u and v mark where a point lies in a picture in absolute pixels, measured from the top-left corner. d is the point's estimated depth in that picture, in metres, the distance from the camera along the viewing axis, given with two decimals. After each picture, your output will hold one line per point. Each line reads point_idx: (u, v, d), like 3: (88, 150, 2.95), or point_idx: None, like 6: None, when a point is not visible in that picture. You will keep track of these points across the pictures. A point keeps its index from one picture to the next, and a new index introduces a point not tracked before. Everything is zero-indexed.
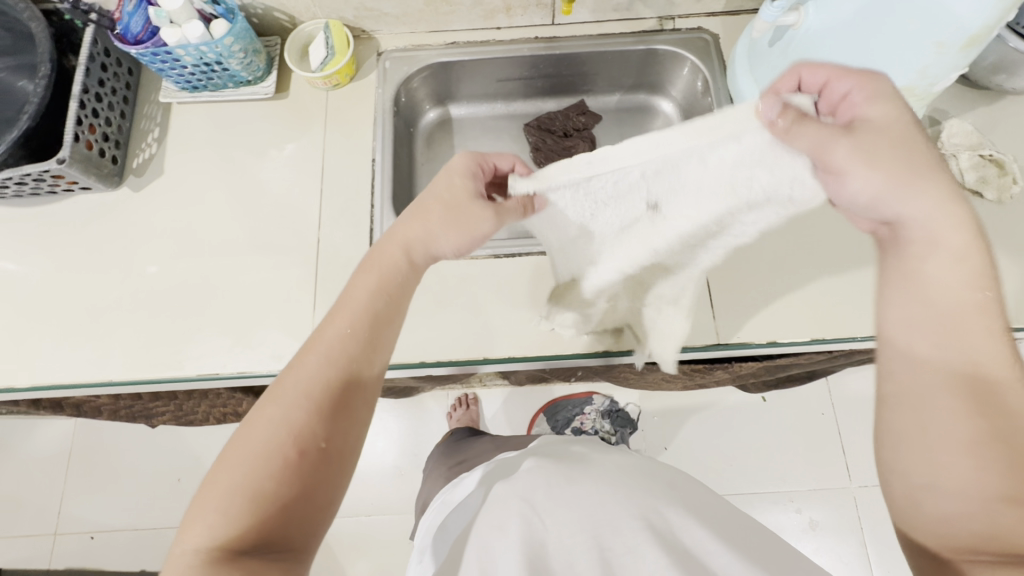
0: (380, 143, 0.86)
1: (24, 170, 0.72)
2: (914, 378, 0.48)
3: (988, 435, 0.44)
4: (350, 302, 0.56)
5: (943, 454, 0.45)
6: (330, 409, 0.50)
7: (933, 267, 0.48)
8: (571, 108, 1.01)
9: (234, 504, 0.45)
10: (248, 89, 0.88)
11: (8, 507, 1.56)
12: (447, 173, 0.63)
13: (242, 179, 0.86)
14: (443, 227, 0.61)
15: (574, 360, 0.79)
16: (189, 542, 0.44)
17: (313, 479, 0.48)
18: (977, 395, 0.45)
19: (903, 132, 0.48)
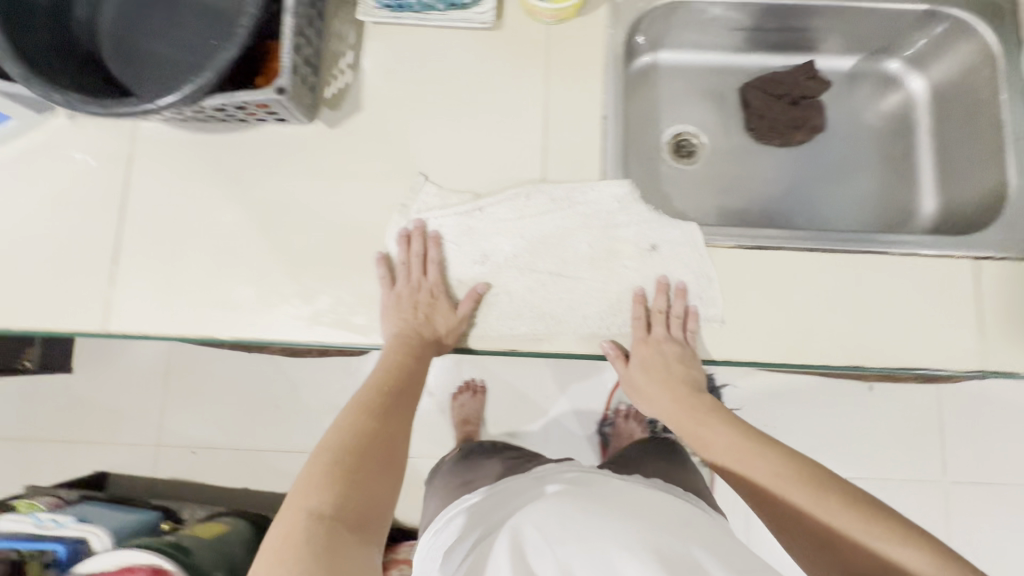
0: (611, 96, 0.74)
1: (245, 96, 0.63)
2: (801, 508, 0.58)
3: (852, 509, 0.56)
4: (378, 372, 0.67)
5: (840, 533, 0.56)
6: (354, 445, 0.58)
7: (717, 441, 0.65)
8: (798, 69, 0.87)
9: (332, 488, 0.53)
10: (463, 16, 0.74)
11: (109, 417, 1.57)
12: (398, 318, 0.69)
13: (448, 122, 0.75)
14: (438, 325, 0.70)
15: (819, 369, 0.71)
16: (299, 510, 0.51)
17: (360, 491, 0.55)
18: (800, 468, 0.60)
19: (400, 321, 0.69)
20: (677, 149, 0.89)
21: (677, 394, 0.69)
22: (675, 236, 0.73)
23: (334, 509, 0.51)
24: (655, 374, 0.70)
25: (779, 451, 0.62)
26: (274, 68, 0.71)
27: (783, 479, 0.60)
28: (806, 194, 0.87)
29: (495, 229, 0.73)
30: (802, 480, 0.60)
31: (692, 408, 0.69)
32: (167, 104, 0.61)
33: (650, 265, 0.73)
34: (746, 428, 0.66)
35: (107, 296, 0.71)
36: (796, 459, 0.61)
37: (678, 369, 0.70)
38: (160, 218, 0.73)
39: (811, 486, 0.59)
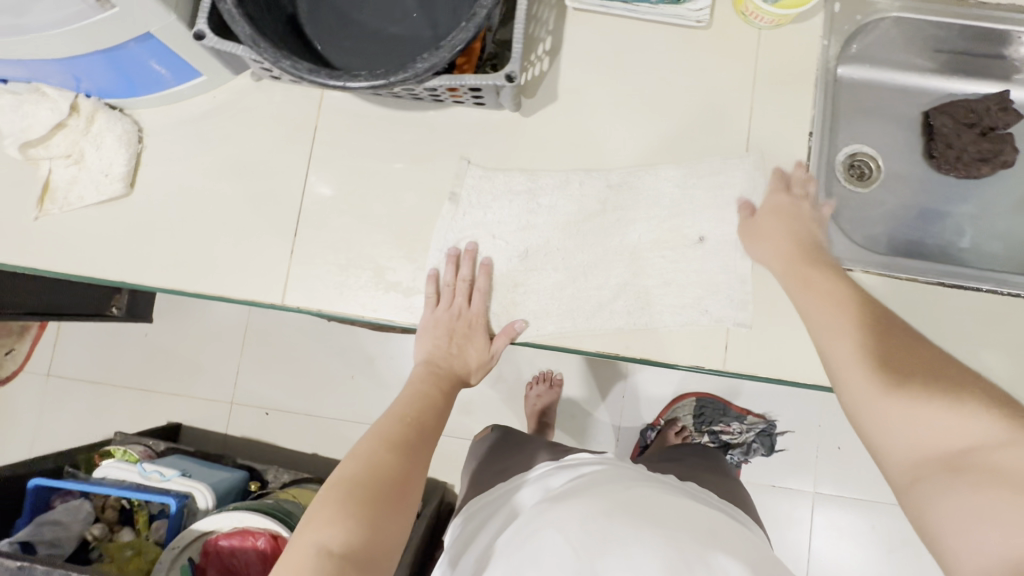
0: (820, 112, 0.71)
1: (472, 80, 0.60)
2: (845, 338, 0.53)
3: (934, 372, 0.48)
4: (404, 408, 0.63)
5: (906, 382, 0.48)
6: (400, 476, 0.54)
7: (818, 279, 0.59)
8: (991, 98, 0.82)
9: (352, 514, 0.49)
10: (678, 11, 0.70)
11: (186, 368, 1.59)
12: (432, 342, 0.68)
13: (643, 122, 0.72)
14: (460, 363, 0.69)
15: None
16: (316, 543, 0.46)
17: (378, 520, 0.50)
18: (911, 335, 0.53)
19: (438, 330, 0.68)
20: (852, 170, 0.85)
21: (791, 244, 0.64)
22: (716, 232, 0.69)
23: (348, 544, 0.47)
24: (786, 218, 0.65)
25: (893, 328, 0.53)
26: (478, 49, 0.68)
27: (857, 326, 0.53)
28: (981, 230, 0.84)
29: (676, 241, 0.70)
30: (868, 332, 0.53)
31: (810, 265, 0.61)
32: (398, 81, 0.58)
33: (707, 265, 0.69)
34: (852, 290, 0.57)
35: (286, 270, 0.70)
36: (889, 324, 0.54)
37: (801, 229, 0.65)
38: (340, 192, 0.71)
39: (903, 353, 0.50)
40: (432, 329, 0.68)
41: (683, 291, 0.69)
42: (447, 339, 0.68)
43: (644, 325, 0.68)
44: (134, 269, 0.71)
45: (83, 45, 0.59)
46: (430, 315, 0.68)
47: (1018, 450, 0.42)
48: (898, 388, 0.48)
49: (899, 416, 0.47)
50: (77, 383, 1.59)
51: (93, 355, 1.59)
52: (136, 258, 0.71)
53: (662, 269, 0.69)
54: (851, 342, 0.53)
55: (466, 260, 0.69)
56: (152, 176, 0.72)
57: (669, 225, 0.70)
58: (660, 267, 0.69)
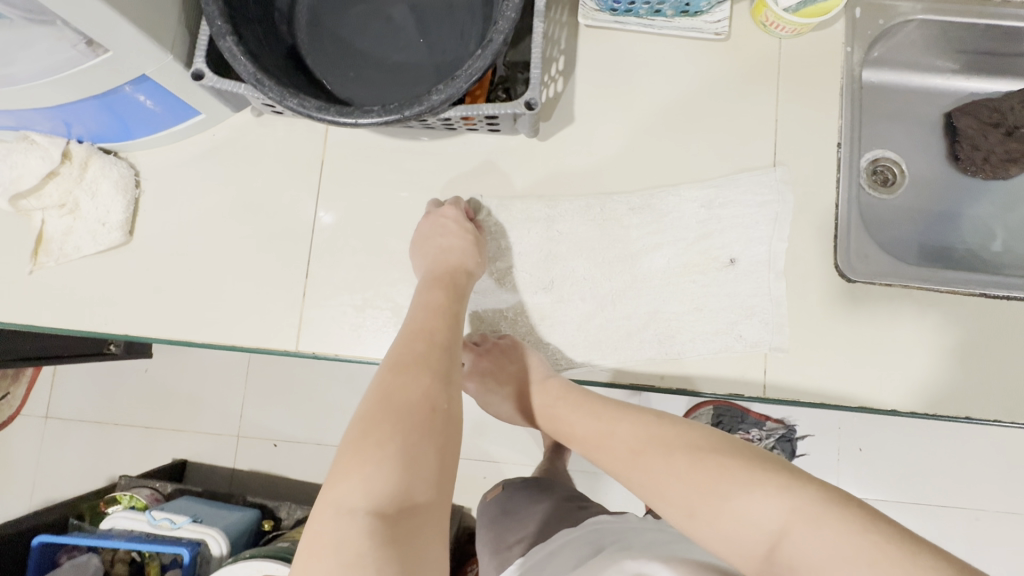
0: (849, 122, 0.68)
1: (489, 109, 0.57)
2: (637, 482, 0.51)
3: (700, 465, 0.48)
4: (417, 325, 0.58)
5: (680, 492, 0.47)
6: (422, 400, 0.51)
7: (581, 422, 0.58)
8: (1013, 96, 0.81)
9: (382, 459, 0.46)
10: (695, 24, 0.67)
11: (190, 403, 1.54)
12: (435, 248, 0.63)
13: (665, 141, 0.69)
14: (458, 256, 0.63)
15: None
16: (345, 500, 0.44)
17: (409, 459, 0.47)
18: (662, 442, 0.51)
19: (428, 255, 0.63)
20: (875, 176, 0.82)
21: (538, 383, 0.63)
22: (749, 252, 0.66)
23: (377, 497, 0.45)
24: (508, 373, 0.65)
25: (625, 424, 0.55)
26: (490, 73, 0.65)
27: (635, 445, 0.52)
28: (1013, 233, 0.82)
29: (708, 263, 0.66)
30: (646, 450, 0.51)
31: (548, 394, 0.62)
32: (414, 115, 0.55)
33: (740, 288, 0.66)
34: (592, 403, 0.59)
35: (298, 313, 0.66)
36: (619, 420, 0.56)
37: (537, 374, 0.64)
38: (351, 228, 0.68)
39: (649, 452, 0.51)
40: (420, 254, 0.64)
41: (718, 316, 0.66)
42: (430, 256, 0.63)
43: (678, 354, 0.65)
44: (136, 321, 0.67)
45: (75, 91, 0.55)
46: (417, 238, 0.65)
47: (805, 521, 0.41)
48: (694, 508, 0.46)
49: (715, 529, 0.45)
50: (77, 424, 1.55)
51: (92, 394, 1.55)
52: (138, 309, 0.67)
53: (693, 294, 0.66)
54: (615, 462, 0.53)
55: (453, 207, 0.66)
56: (152, 222, 0.68)
57: (699, 248, 0.67)
58: (692, 291, 0.66)
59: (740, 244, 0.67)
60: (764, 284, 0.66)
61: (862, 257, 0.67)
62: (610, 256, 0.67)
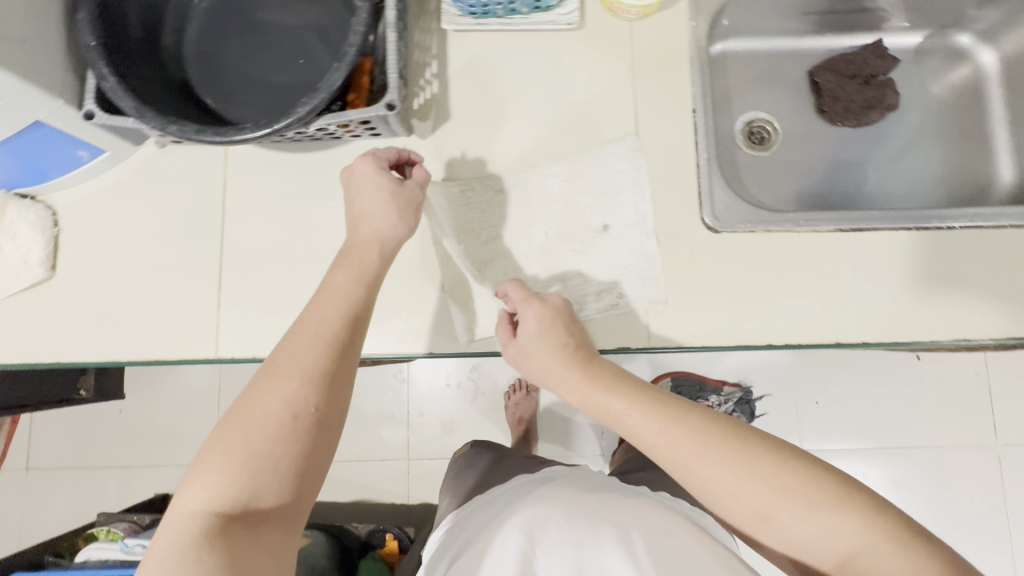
0: (700, 89, 0.74)
1: (354, 114, 0.63)
2: (701, 482, 0.52)
3: (780, 482, 0.49)
4: (309, 318, 0.56)
5: (754, 502, 0.50)
6: (287, 409, 0.51)
7: (637, 416, 0.55)
8: (866, 49, 0.87)
9: (231, 468, 0.48)
10: (549, 17, 0.74)
11: (166, 438, 1.57)
12: (362, 207, 0.63)
13: (537, 126, 0.75)
14: (382, 224, 0.62)
15: (905, 345, 0.72)
16: (192, 501, 0.47)
17: (262, 469, 0.49)
18: (734, 447, 0.51)
19: (359, 208, 0.63)
20: (750, 136, 0.89)
21: (568, 359, 0.60)
22: (621, 217, 0.73)
23: (215, 499, 0.47)
24: (546, 342, 0.61)
25: (698, 421, 0.53)
26: (367, 83, 0.71)
27: (699, 452, 0.51)
28: (882, 173, 0.88)
29: (586, 232, 0.73)
30: (726, 452, 0.51)
31: (593, 376, 0.59)
32: (283, 127, 0.61)
33: (617, 250, 0.72)
34: (652, 398, 0.56)
35: (216, 322, 0.72)
36: (679, 420, 0.53)
37: (573, 358, 0.61)
38: (257, 238, 0.73)
39: (722, 456, 0.51)
40: (349, 204, 0.64)
41: (599, 279, 0.72)
42: (357, 211, 0.63)
43: None
44: (67, 349, 0.72)
45: None
46: (348, 183, 0.65)
47: (896, 549, 0.45)
48: (771, 516, 0.50)
49: (785, 536, 0.50)
50: (58, 472, 1.58)
51: (70, 441, 1.58)
52: (68, 337, 0.72)
53: (573, 262, 0.72)
54: (681, 460, 0.52)
55: (371, 160, 0.64)
56: (73, 255, 0.73)
57: (575, 220, 0.73)
58: (571, 260, 0.72)
59: (611, 211, 0.73)
60: (634, 245, 0.72)
61: (726, 209, 0.73)
62: (497, 236, 0.73)
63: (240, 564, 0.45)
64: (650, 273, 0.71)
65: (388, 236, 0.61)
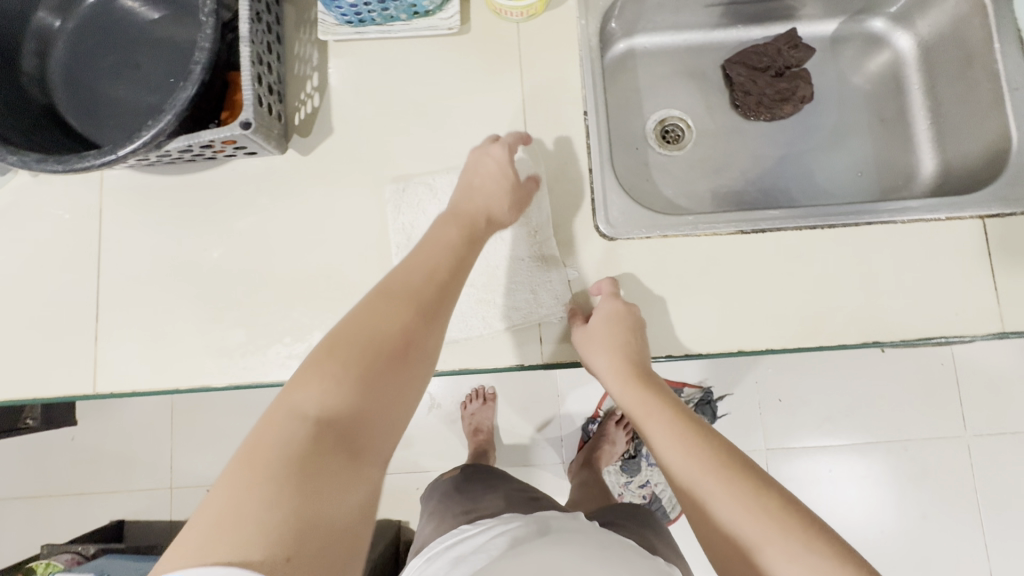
0: (592, 91, 0.71)
1: (208, 135, 0.60)
2: (700, 499, 0.51)
3: (779, 519, 0.47)
4: (425, 259, 0.59)
5: (747, 533, 0.47)
6: (402, 331, 0.52)
7: (661, 425, 0.58)
8: (780, 39, 0.84)
9: (347, 375, 0.47)
10: (430, 22, 0.71)
11: (120, 464, 1.55)
12: (471, 179, 0.67)
13: (424, 137, 0.72)
14: (489, 202, 0.66)
15: (816, 350, 0.69)
16: (303, 396, 0.45)
17: (371, 391, 0.48)
18: (741, 474, 0.51)
19: (477, 180, 0.66)
20: (664, 136, 0.86)
21: (625, 350, 0.65)
22: (514, 229, 0.70)
23: (327, 407, 0.45)
24: (616, 326, 0.64)
25: (715, 440, 0.55)
26: (241, 100, 0.69)
27: (707, 466, 0.52)
28: (801, 168, 0.85)
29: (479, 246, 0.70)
30: (727, 477, 0.51)
31: (640, 374, 0.65)
32: (128, 152, 0.58)
33: (510, 264, 0.69)
34: (684, 410, 0.60)
35: (94, 355, 0.69)
36: (702, 437, 0.55)
37: (633, 349, 0.65)
38: (137, 266, 0.70)
39: (727, 476, 0.51)
40: (467, 175, 0.67)
41: (491, 294, 0.69)
42: (469, 184, 0.67)
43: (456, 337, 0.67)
44: None
45: None
46: (477, 151, 0.68)
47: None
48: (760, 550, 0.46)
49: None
50: (13, 503, 1.56)
51: (24, 471, 1.56)
52: None
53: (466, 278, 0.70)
54: (676, 468, 0.54)
55: (513, 139, 0.68)
56: None
57: None
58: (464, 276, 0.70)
59: (503, 223, 0.70)
60: (527, 258, 0.69)
61: (623, 215, 0.69)
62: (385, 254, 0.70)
63: (315, 487, 0.40)
64: (544, 286, 0.68)
65: (496, 212, 0.66)
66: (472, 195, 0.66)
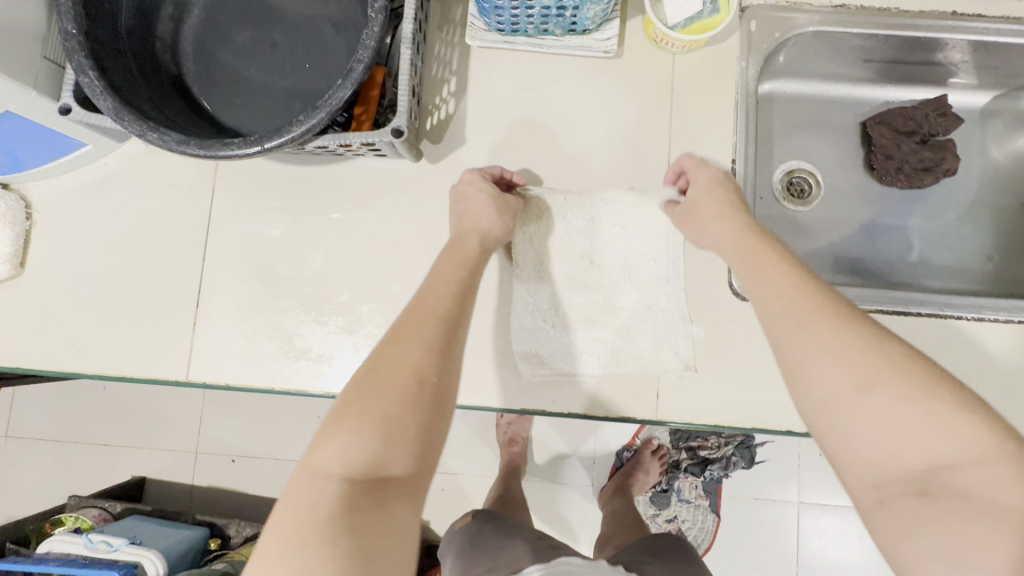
0: (743, 139, 0.67)
1: (357, 138, 0.56)
2: (822, 346, 0.45)
3: (909, 373, 0.43)
4: (427, 290, 0.53)
5: (864, 373, 0.43)
6: (410, 373, 0.47)
7: (777, 271, 0.50)
8: (928, 105, 0.79)
9: (369, 431, 0.44)
10: (585, 42, 0.66)
11: (148, 421, 1.54)
12: (464, 211, 0.61)
13: (559, 162, 0.68)
14: (485, 222, 0.60)
15: None
16: (343, 423, 0.44)
17: (398, 370, 0.47)
18: (862, 322, 0.46)
19: (462, 193, 0.62)
20: (791, 188, 0.81)
21: (739, 215, 0.57)
22: (641, 274, 0.67)
23: (385, 411, 0.45)
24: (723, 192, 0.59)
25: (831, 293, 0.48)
26: (376, 96, 0.64)
27: (833, 318, 0.46)
28: (929, 243, 0.81)
29: (601, 287, 0.67)
30: (849, 326, 0.46)
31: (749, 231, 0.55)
32: (275, 146, 0.54)
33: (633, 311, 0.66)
34: (802, 262, 0.52)
35: (190, 342, 0.66)
36: (814, 292, 0.49)
37: (737, 209, 0.58)
38: (243, 255, 0.67)
39: (849, 326, 0.46)
40: (454, 190, 0.63)
41: (609, 339, 0.66)
42: (456, 200, 0.62)
43: (569, 379, 0.65)
44: (29, 355, 0.66)
45: None
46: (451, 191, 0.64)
47: (994, 467, 0.40)
48: (877, 391, 0.43)
49: (892, 428, 0.42)
50: (37, 444, 1.55)
51: (52, 414, 1.55)
52: (31, 342, 0.67)
53: (582, 317, 0.66)
54: (781, 315, 0.48)
55: (480, 172, 0.64)
56: (44, 254, 0.68)
57: (590, 271, 0.67)
58: (582, 314, 0.67)
59: (630, 266, 0.67)
60: (651, 306, 0.66)
61: None
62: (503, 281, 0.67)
63: (374, 546, 0.40)
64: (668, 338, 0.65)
65: (488, 232, 0.60)
66: (460, 224, 0.60)
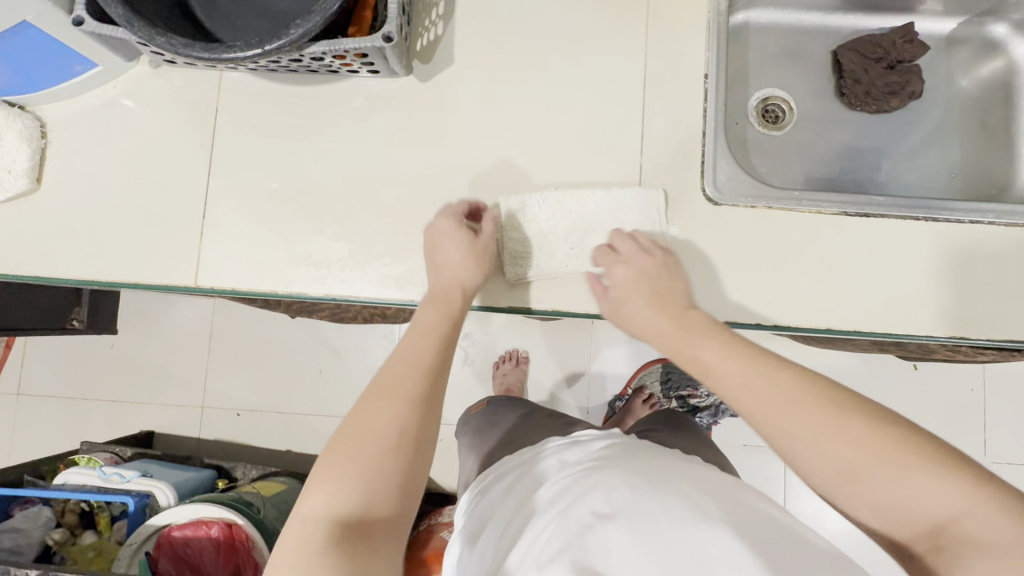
0: (715, 55, 0.71)
1: (349, 43, 0.61)
2: (786, 440, 0.45)
3: (870, 446, 0.42)
4: (409, 343, 0.58)
5: (838, 458, 0.42)
6: (394, 423, 0.51)
7: (726, 363, 0.49)
8: (895, 32, 0.83)
9: (357, 474, 0.48)
10: None
11: (155, 377, 1.58)
12: (439, 257, 0.65)
13: (542, 79, 0.72)
14: (456, 271, 0.63)
15: (903, 338, 0.70)
16: (337, 470, 0.48)
17: (391, 419, 0.52)
18: (817, 398, 0.45)
19: (437, 237, 0.65)
20: (766, 114, 0.85)
21: (669, 308, 0.57)
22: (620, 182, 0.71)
23: (376, 458, 0.49)
24: (644, 288, 0.59)
25: (782, 374, 0.47)
26: (369, 17, 0.68)
27: (782, 406, 0.45)
28: (897, 164, 0.85)
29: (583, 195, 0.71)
30: (800, 406, 0.45)
31: (684, 325, 0.55)
32: (275, 49, 0.58)
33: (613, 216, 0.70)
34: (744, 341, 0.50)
35: (198, 250, 0.71)
36: (758, 368, 0.48)
37: (677, 299, 0.58)
38: (246, 168, 0.72)
39: (801, 407, 0.45)
40: (431, 233, 0.66)
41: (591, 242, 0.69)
42: (432, 241, 0.66)
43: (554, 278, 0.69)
44: (47, 265, 0.71)
45: None
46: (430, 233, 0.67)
47: (988, 509, 0.38)
48: (856, 472, 0.42)
49: (873, 498, 0.41)
50: (49, 401, 1.60)
51: (62, 372, 1.60)
52: (49, 253, 0.71)
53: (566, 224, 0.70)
54: (747, 408, 0.47)
55: (453, 210, 0.67)
56: (60, 171, 0.72)
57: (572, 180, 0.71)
58: (565, 218, 0.70)
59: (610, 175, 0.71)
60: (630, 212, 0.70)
61: (728, 184, 0.71)
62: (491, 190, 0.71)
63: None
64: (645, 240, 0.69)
65: (465, 278, 0.63)
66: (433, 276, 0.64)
